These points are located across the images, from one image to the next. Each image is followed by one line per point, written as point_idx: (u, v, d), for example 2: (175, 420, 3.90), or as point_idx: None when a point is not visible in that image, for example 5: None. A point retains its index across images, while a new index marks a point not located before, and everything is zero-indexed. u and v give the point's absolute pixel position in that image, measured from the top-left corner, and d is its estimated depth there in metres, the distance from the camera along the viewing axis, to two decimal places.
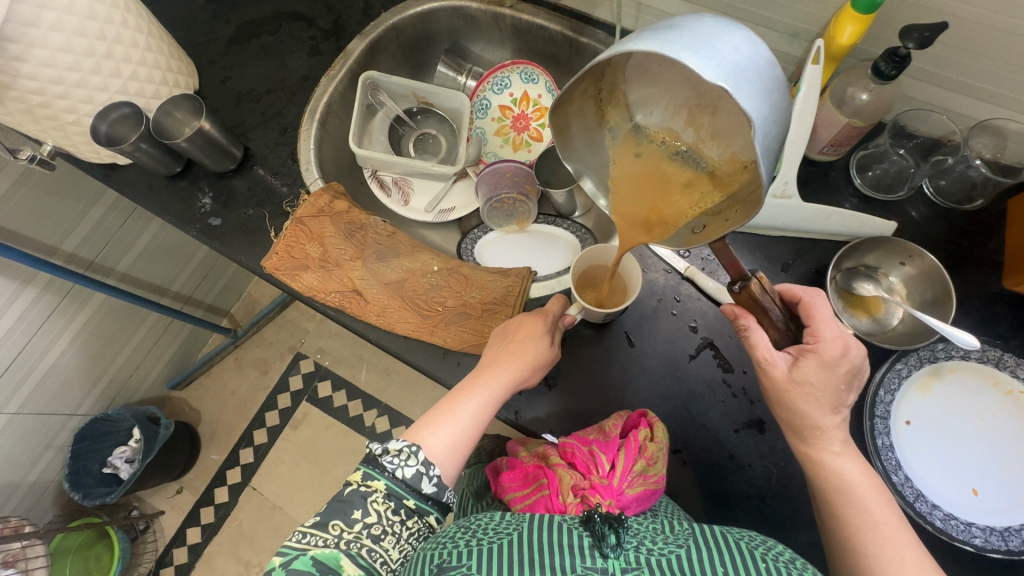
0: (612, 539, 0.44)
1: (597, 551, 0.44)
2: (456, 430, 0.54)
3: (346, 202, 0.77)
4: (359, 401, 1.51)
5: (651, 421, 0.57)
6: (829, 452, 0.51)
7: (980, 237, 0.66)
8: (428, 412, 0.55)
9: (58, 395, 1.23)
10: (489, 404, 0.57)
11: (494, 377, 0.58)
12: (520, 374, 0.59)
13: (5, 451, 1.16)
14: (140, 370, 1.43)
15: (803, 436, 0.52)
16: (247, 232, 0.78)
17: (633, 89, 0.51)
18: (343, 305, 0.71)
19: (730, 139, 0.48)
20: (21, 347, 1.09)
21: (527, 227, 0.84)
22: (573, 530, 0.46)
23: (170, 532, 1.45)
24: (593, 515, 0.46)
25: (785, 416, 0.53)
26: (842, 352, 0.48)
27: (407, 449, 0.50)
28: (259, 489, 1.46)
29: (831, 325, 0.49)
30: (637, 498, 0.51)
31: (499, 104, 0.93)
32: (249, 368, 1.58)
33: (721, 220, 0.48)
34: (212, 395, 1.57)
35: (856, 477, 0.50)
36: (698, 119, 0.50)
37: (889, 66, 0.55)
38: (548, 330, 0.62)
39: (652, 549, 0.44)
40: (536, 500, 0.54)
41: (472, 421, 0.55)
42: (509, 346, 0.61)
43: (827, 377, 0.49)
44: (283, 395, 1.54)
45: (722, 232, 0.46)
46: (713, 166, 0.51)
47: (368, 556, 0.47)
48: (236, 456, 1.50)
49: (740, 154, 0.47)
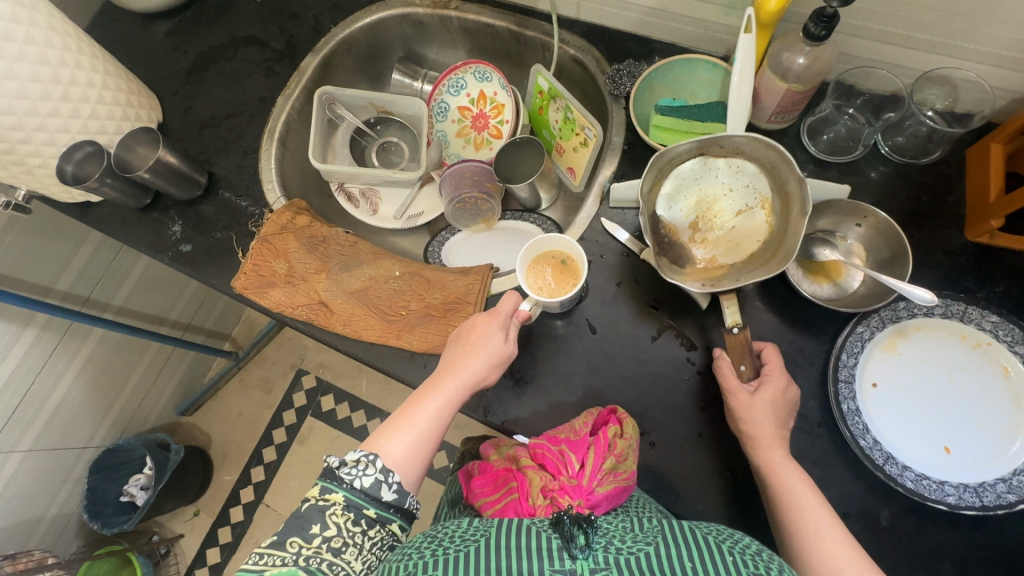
0: (581, 540, 0.45)
1: (567, 552, 0.44)
2: (414, 437, 0.55)
3: (308, 217, 0.79)
4: (363, 411, 1.54)
5: (619, 420, 0.59)
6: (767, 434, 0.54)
7: (940, 190, 0.64)
8: (387, 421, 0.56)
9: (69, 430, 1.27)
10: (446, 408, 0.57)
11: (449, 379, 0.58)
12: (477, 373, 0.59)
13: (22, 488, 1.20)
14: (148, 399, 1.48)
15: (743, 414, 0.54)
16: (217, 255, 0.80)
17: (673, 183, 0.64)
18: (311, 318, 0.72)
19: (735, 236, 0.63)
20: (28, 385, 1.14)
21: (494, 225, 0.87)
22: (542, 533, 0.46)
23: (190, 554, 1.49)
24: (563, 517, 0.47)
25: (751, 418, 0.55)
26: (786, 381, 0.57)
27: (366, 459, 0.52)
28: (272, 506, 1.49)
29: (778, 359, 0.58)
30: (608, 497, 0.52)
31: (458, 105, 0.93)
32: (253, 388, 1.62)
33: (728, 275, 0.61)
34: (219, 418, 1.60)
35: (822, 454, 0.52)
36: (699, 225, 0.65)
37: (819, 27, 0.55)
38: (502, 327, 0.61)
39: (619, 548, 0.45)
40: (507, 504, 0.55)
41: (432, 425, 0.56)
42: (463, 347, 0.61)
43: (778, 400, 0.56)
44: (288, 412, 1.57)
45: (730, 275, 0.60)
46: (697, 262, 0.64)
47: (330, 570, 0.47)
48: (248, 475, 1.53)
49: (723, 257, 0.63)
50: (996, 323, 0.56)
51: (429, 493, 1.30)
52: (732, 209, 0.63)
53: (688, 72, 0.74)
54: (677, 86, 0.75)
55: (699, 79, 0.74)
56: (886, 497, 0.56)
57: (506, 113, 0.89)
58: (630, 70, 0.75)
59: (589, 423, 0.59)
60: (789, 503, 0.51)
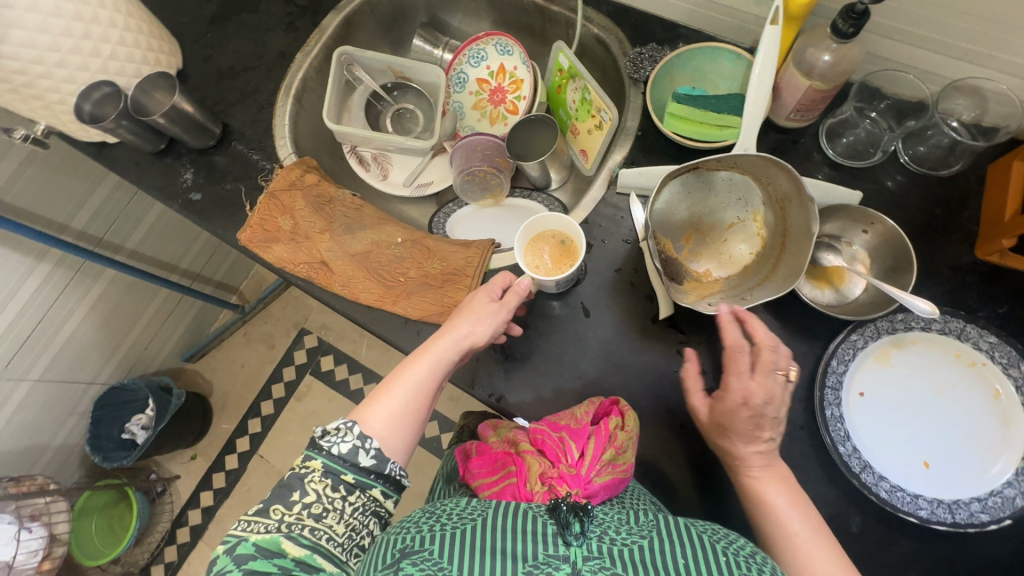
0: (576, 527, 0.45)
1: (561, 538, 0.45)
2: (397, 405, 0.56)
3: (316, 176, 0.79)
4: (360, 374, 1.56)
5: (622, 411, 0.58)
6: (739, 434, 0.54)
7: (956, 204, 0.62)
8: (372, 390, 0.57)
9: (77, 365, 1.31)
10: (431, 375, 0.59)
11: (433, 348, 0.59)
12: (462, 342, 0.60)
13: (30, 416, 1.25)
14: (154, 343, 1.51)
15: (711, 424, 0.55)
16: (225, 205, 0.81)
17: (672, 196, 0.63)
18: (311, 276, 0.73)
19: (728, 250, 0.64)
20: (38, 318, 1.17)
21: (502, 201, 0.87)
22: (538, 517, 0.47)
23: (185, 495, 1.55)
24: (559, 504, 0.47)
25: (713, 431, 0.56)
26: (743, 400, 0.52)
27: (346, 426, 0.53)
28: (266, 457, 1.53)
29: (740, 378, 0.53)
30: (605, 486, 0.51)
31: (477, 77, 0.92)
32: (256, 343, 1.65)
33: (725, 292, 0.62)
34: (222, 368, 1.64)
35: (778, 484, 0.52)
36: (691, 236, 0.65)
37: (847, 23, 0.53)
38: (489, 296, 0.62)
39: (614, 539, 0.45)
40: (503, 487, 0.55)
41: (416, 393, 0.57)
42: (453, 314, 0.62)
43: (734, 421, 0.53)
44: (288, 368, 1.61)
45: (729, 294, 0.61)
46: (691, 276, 0.65)
47: (313, 535, 0.48)
48: (246, 425, 1.58)
49: (716, 270, 0.64)
50: (993, 344, 0.55)
51: (417, 460, 1.33)
52: (724, 221, 0.64)
53: (711, 62, 0.72)
54: (698, 74, 0.73)
55: (722, 69, 0.72)
56: (859, 505, 0.56)
57: (525, 89, 0.88)
58: (652, 55, 0.73)
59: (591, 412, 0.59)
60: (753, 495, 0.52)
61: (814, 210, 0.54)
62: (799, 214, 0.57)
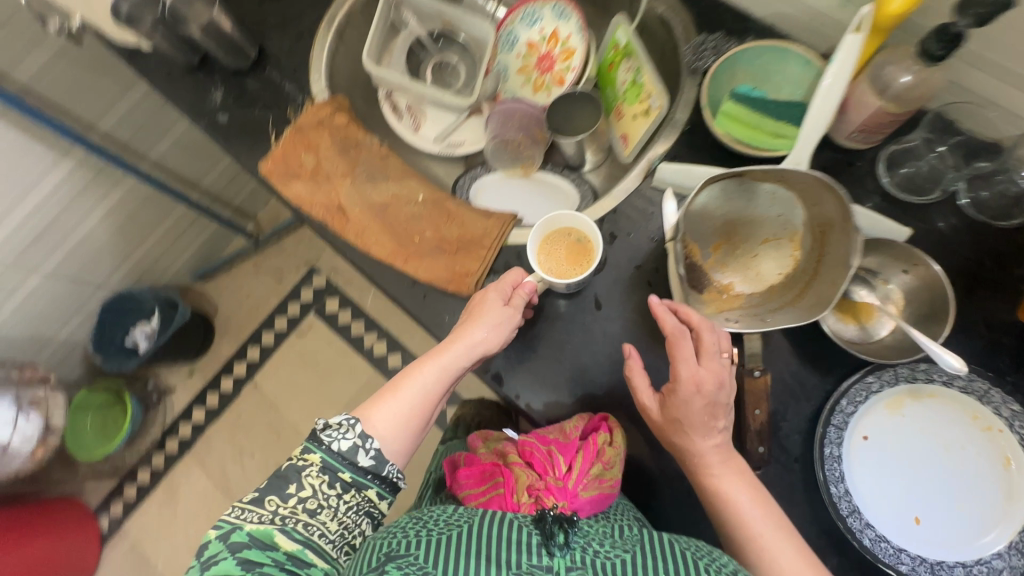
0: (560, 538, 0.51)
1: (544, 549, 0.50)
2: (400, 409, 0.58)
3: (347, 118, 0.77)
4: (362, 322, 1.59)
5: (610, 427, 0.60)
6: (711, 431, 0.54)
7: (1008, 260, 0.58)
8: (378, 390, 0.59)
9: (89, 266, 1.33)
10: (437, 380, 0.59)
11: (441, 353, 0.60)
12: (469, 350, 0.59)
13: (38, 307, 1.27)
14: (166, 257, 1.53)
15: (671, 424, 0.55)
16: (251, 133, 0.79)
17: (710, 200, 0.60)
18: (325, 219, 0.71)
19: (757, 267, 0.61)
20: (55, 214, 1.17)
21: (531, 174, 0.84)
22: (523, 527, 0.52)
23: (178, 408, 1.60)
24: (546, 515, 0.53)
25: (670, 431, 0.56)
26: (694, 389, 0.53)
27: (347, 423, 0.54)
28: (261, 386, 1.59)
29: (688, 366, 0.53)
30: (591, 501, 0.56)
31: (527, 40, 0.87)
32: (266, 273, 1.66)
33: (745, 309, 0.59)
34: (228, 293, 1.66)
35: (741, 496, 0.53)
36: (722, 245, 0.62)
37: (938, 46, 0.48)
38: (504, 297, 0.61)
39: (595, 550, 0.50)
40: (490, 498, 0.60)
41: (420, 398, 0.59)
42: (466, 318, 0.61)
43: (688, 411, 0.53)
44: (293, 304, 1.63)
45: (747, 312, 0.59)
46: (713, 286, 0.62)
47: (305, 530, 0.51)
48: (245, 352, 1.61)
49: (740, 284, 0.61)
50: (1015, 412, 0.52)
51: None
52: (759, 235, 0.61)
53: (777, 63, 0.67)
54: (761, 74, 0.68)
55: (788, 73, 0.67)
56: (838, 548, 0.55)
57: (575, 60, 0.84)
58: (716, 45, 0.69)
59: (580, 426, 0.60)
60: (729, 514, 0.52)
61: (859, 242, 0.50)
62: (840, 242, 0.54)
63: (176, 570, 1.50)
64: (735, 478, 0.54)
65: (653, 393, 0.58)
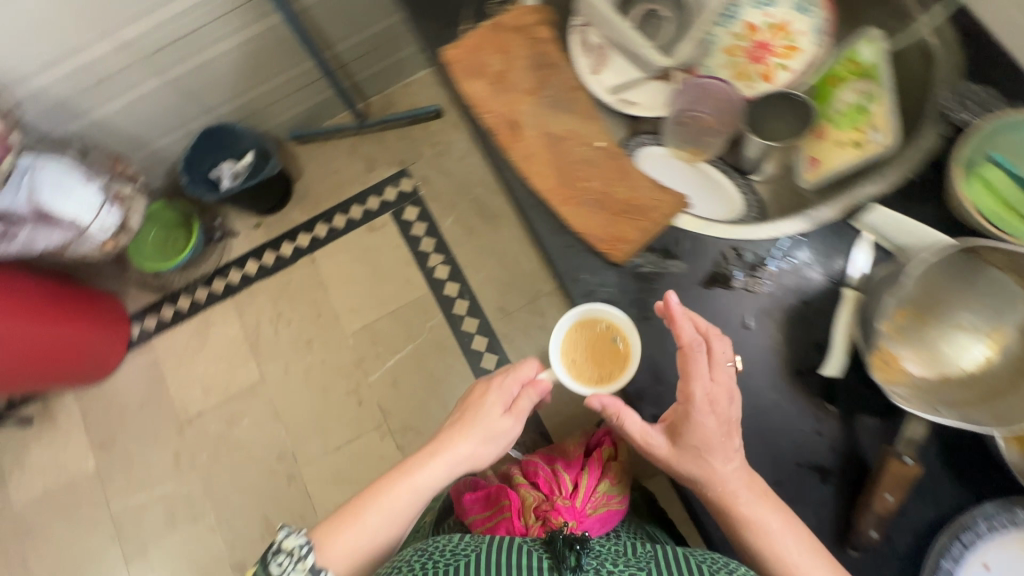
0: (573, 559, 0.57)
1: (556, 568, 0.57)
2: (366, 534, 0.72)
3: (548, 33, 0.71)
4: (433, 241, 1.56)
5: None
6: (729, 454, 0.58)
7: None
8: (336, 517, 0.73)
9: (207, 86, 1.33)
10: (405, 505, 0.74)
11: (415, 478, 0.75)
12: (468, 447, 0.75)
13: (150, 105, 1.29)
14: (275, 107, 1.51)
15: (698, 450, 0.58)
16: (443, 13, 0.74)
17: (938, 272, 0.58)
18: (495, 129, 0.67)
19: (939, 351, 0.61)
20: (198, 24, 1.16)
21: (697, 162, 0.79)
22: (534, 551, 0.60)
23: (234, 254, 1.62)
24: (556, 538, 0.59)
25: (686, 456, 0.59)
26: (710, 407, 0.56)
27: (299, 553, 0.65)
28: (317, 263, 1.59)
29: (702, 383, 0.56)
30: (598, 520, 0.78)
31: (749, 21, 0.80)
32: (358, 159, 1.64)
33: (919, 387, 0.59)
34: (316, 163, 1.64)
35: (769, 518, 0.57)
36: (916, 316, 0.61)
37: None
38: (502, 403, 0.77)
39: (609, 569, 0.58)
40: (498, 521, 0.77)
41: (381, 524, 0.73)
42: (459, 428, 0.76)
43: (705, 433, 0.56)
44: (374, 198, 1.61)
45: (924, 394, 0.58)
46: (890, 355, 0.60)
47: None
48: (313, 225, 1.61)
49: (916, 360, 0.60)
50: None
51: None
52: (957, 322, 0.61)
53: None
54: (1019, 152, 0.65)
55: None
56: None
57: (795, 61, 0.77)
58: (986, 101, 0.67)
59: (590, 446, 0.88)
60: (757, 535, 0.57)
61: None
62: None
63: (186, 398, 1.56)
64: (755, 495, 0.58)
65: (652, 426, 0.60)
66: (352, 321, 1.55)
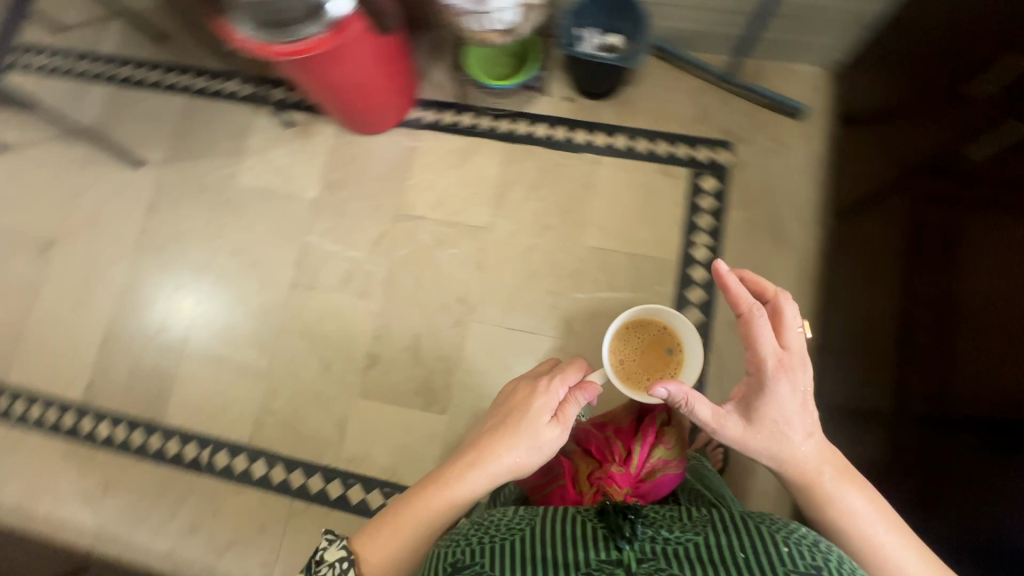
0: (626, 531, 0.70)
1: (612, 541, 0.70)
2: (399, 538, 0.87)
3: None
4: (711, 222, 1.50)
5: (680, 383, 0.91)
6: (806, 429, 0.88)
7: None
8: (367, 532, 0.88)
9: None
10: (431, 510, 0.89)
11: (453, 489, 0.90)
12: (499, 463, 0.92)
13: None
14: (677, 15, 1.45)
15: (777, 424, 0.87)
16: None
17: None
18: None
19: None
20: None
21: None
22: (586, 522, 0.74)
23: (534, 109, 1.62)
24: (608, 510, 0.73)
25: (770, 417, 0.87)
26: (782, 362, 0.86)
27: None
28: (597, 167, 1.56)
29: (772, 342, 0.86)
30: (652, 482, 1.02)
31: None
32: (696, 103, 1.56)
33: None
34: (657, 81, 1.58)
35: (854, 502, 0.85)
36: None
37: None
38: (518, 438, 0.94)
39: (666, 539, 0.71)
40: (562, 489, 1.01)
41: (426, 518, 0.88)
42: (500, 444, 0.93)
43: (777, 384, 0.85)
44: (685, 148, 1.55)
45: None
46: None
47: None
48: (616, 133, 1.57)
49: None
50: None
51: None
52: None
53: None
54: None
55: None
56: None
57: None
58: None
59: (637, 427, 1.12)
60: (842, 508, 0.84)
61: None
62: None
63: (418, 196, 1.61)
64: (841, 478, 0.87)
65: (716, 408, 0.91)
66: (594, 237, 1.52)
